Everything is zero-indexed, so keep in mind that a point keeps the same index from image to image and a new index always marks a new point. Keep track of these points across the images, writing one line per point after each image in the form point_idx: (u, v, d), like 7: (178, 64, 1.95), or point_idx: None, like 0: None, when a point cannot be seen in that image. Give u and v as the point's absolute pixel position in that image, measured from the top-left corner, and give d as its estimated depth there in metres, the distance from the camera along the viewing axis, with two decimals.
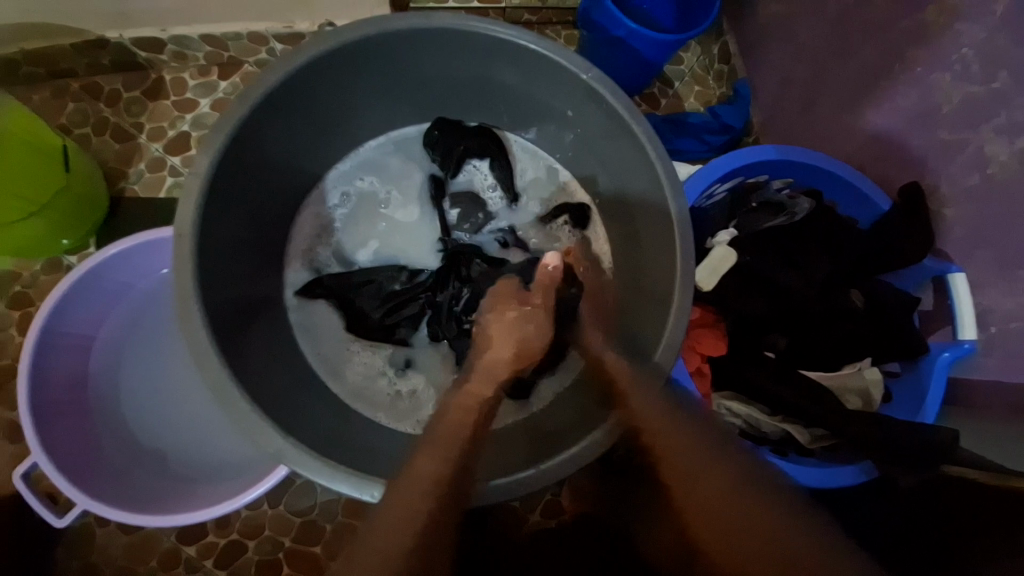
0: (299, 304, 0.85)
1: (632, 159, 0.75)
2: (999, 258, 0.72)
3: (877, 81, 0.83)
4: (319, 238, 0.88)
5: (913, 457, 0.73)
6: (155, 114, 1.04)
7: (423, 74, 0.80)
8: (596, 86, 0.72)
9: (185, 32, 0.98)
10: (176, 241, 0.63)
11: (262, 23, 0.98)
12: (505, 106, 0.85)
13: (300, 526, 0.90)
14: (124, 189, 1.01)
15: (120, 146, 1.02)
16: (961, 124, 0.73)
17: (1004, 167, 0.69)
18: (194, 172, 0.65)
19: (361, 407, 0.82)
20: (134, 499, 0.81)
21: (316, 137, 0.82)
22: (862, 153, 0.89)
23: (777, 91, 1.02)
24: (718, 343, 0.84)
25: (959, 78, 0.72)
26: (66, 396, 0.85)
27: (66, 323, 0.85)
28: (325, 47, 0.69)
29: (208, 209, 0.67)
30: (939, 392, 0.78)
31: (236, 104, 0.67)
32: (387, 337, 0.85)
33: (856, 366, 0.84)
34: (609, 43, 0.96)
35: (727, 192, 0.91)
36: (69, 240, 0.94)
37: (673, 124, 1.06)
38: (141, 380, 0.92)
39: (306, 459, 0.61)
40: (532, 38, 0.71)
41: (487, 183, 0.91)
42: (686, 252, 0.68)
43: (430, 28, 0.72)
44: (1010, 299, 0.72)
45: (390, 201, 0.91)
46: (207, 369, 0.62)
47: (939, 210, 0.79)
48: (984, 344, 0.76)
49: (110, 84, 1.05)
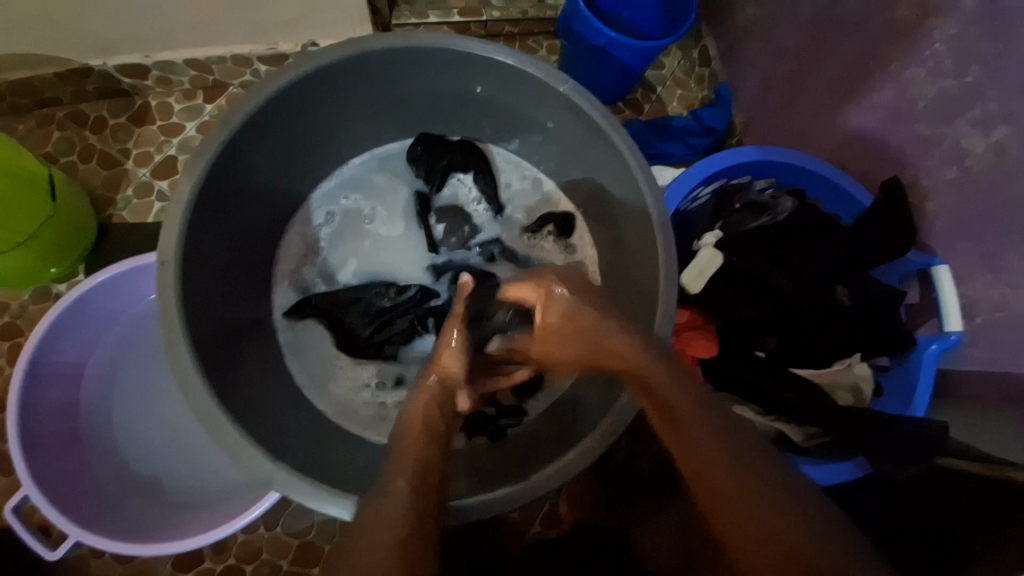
0: (288, 324, 0.86)
1: (612, 167, 0.76)
2: (981, 249, 0.73)
3: (854, 80, 0.84)
4: (307, 256, 0.89)
5: (906, 451, 0.72)
6: (141, 139, 1.05)
7: (404, 91, 0.81)
8: (574, 97, 0.73)
9: (169, 58, 0.99)
10: (162, 267, 0.64)
11: (246, 46, 0.99)
12: (487, 119, 0.86)
13: (298, 548, 0.89)
14: (112, 215, 1.01)
15: (106, 172, 1.03)
16: (937, 119, 0.74)
17: (981, 159, 0.70)
18: (178, 197, 0.65)
19: (353, 425, 0.81)
20: (128, 528, 0.81)
21: (300, 157, 0.83)
22: (843, 150, 0.90)
23: (757, 92, 1.03)
24: (709, 346, 0.86)
25: (932, 74, 0.73)
26: (58, 426, 0.85)
27: (57, 352, 0.85)
28: (305, 70, 0.70)
29: (193, 233, 0.67)
30: (928, 385, 0.78)
31: (218, 129, 0.68)
32: (377, 354, 0.85)
33: (847, 362, 0.86)
34: (590, 52, 0.97)
35: (711, 195, 0.92)
36: (58, 268, 0.94)
37: (657, 129, 1.08)
38: (133, 407, 0.91)
39: (296, 482, 0.61)
40: (508, 53, 0.72)
41: (472, 196, 0.92)
42: (670, 257, 0.69)
43: (408, 47, 0.73)
44: (994, 289, 0.72)
45: (377, 218, 0.91)
46: (196, 394, 0.62)
47: (920, 204, 0.80)
48: (971, 335, 0.77)
49: (95, 111, 1.05)
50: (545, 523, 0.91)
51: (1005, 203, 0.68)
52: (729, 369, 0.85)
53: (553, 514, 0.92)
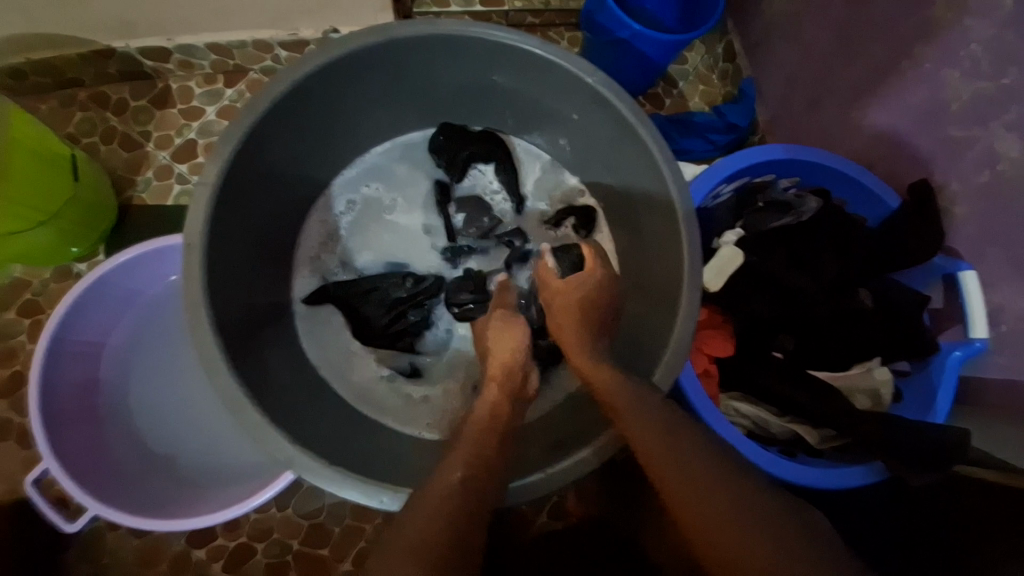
0: (306, 310, 0.86)
1: (638, 161, 0.75)
2: (1010, 255, 0.71)
3: (884, 79, 0.82)
4: (326, 244, 0.89)
5: (926, 460, 0.71)
6: (161, 122, 1.05)
7: (429, 80, 0.80)
8: (601, 89, 0.71)
9: (191, 41, 0.99)
10: (186, 250, 0.64)
11: (267, 31, 0.99)
12: (510, 110, 0.85)
13: (309, 529, 0.90)
14: (132, 197, 1.02)
15: (127, 154, 1.03)
16: (970, 121, 0.72)
17: (1014, 163, 0.68)
18: (204, 183, 0.65)
19: (368, 411, 0.82)
20: (144, 503, 0.82)
21: (322, 144, 0.82)
22: (869, 151, 0.89)
23: (782, 89, 1.01)
24: (726, 344, 0.84)
25: (966, 75, 0.71)
26: (77, 402, 0.86)
27: (77, 331, 0.86)
28: (331, 56, 0.69)
29: (216, 218, 0.67)
30: (950, 390, 0.77)
31: (243, 113, 0.67)
32: (392, 343, 0.86)
33: (865, 366, 0.84)
34: (613, 44, 0.96)
35: (733, 193, 0.90)
36: (79, 248, 0.95)
37: (678, 124, 1.06)
38: (150, 387, 0.92)
39: (315, 467, 0.61)
40: (536, 43, 0.71)
41: (492, 187, 0.92)
42: (692, 254, 0.68)
43: (435, 35, 0.72)
44: (1022, 297, 0.71)
45: (397, 207, 0.91)
46: (217, 377, 0.62)
47: (948, 207, 0.78)
48: (995, 342, 0.75)
49: (117, 93, 1.05)
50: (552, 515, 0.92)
51: None
52: (742, 371, 0.85)
53: (560, 506, 0.92)
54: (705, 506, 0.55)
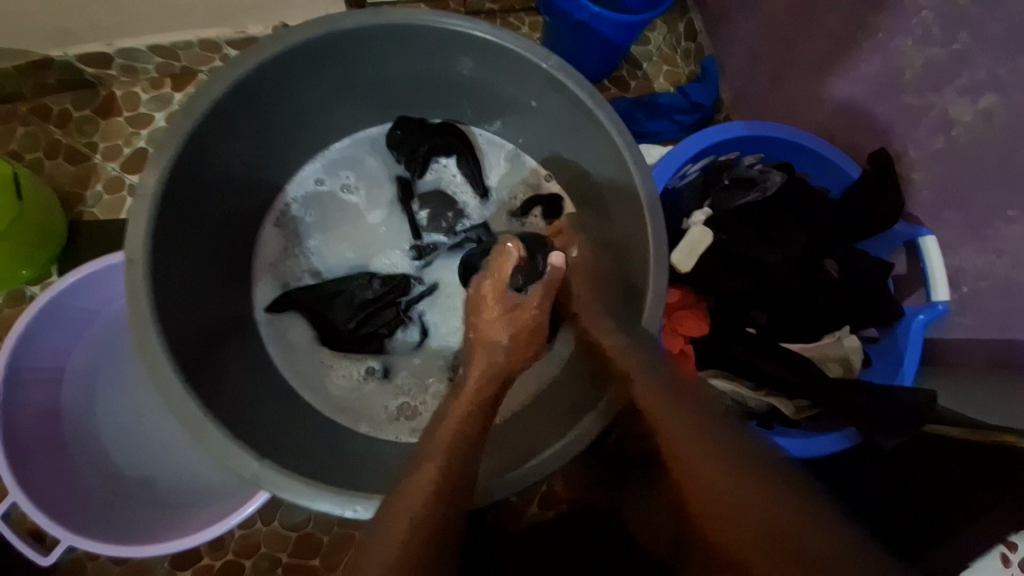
0: (271, 319, 0.84)
1: (598, 144, 0.74)
2: (967, 219, 0.73)
3: (840, 49, 0.83)
4: (286, 250, 0.86)
5: (897, 421, 0.73)
6: (108, 132, 1.00)
7: (379, 73, 0.78)
8: (557, 74, 0.70)
9: (133, 45, 0.94)
10: (129, 266, 0.61)
11: (213, 29, 0.95)
12: (467, 100, 0.84)
13: (297, 540, 0.89)
14: (84, 213, 0.98)
15: (74, 168, 0.99)
16: (925, 89, 0.73)
17: (968, 128, 0.69)
18: (141, 194, 0.62)
19: (343, 419, 0.80)
20: (120, 529, 0.79)
21: (273, 144, 0.80)
22: (831, 122, 0.89)
23: (744, 65, 1.02)
24: (700, 324, 0.85)
25: (919, 42, 0.72)
26: (41, 431, 0.83)
27: (33, 356, 0.83)
28: (272, 51, 0.67)
29: (161, 229, 0.65)
30: (916, 354, 0.79)
31: (181, 118, 0.65)
32: (362, 347, 0.84)
33: (836, 334, 0.86)
34: (572, 27, 0.94)
35: (699, 171, 0.91)
36: (30, 271, 0.91)
37: (643, 107, 1.06)
38: (118, 411, 0.90)
39: (285, 480, 0.59)
40: (486, 29, 0.70)
41: (456, 180, 0.90)
42: (659, 236, 0.68)
43: (382, 25, 0.70)
44: (981, 259, 0.72)
45: (359, 206, 0.89)
46: (175, 397, 0.60)
47: (907, 175, 0.80)
48: (957, 304, 0.77)
49: (58, 104, 1.00)
50: (543, 504, 0.89)
51: (993, 171, 0.67)
52: (717, 351, 0.85)
53: (550, 495, 0.89)
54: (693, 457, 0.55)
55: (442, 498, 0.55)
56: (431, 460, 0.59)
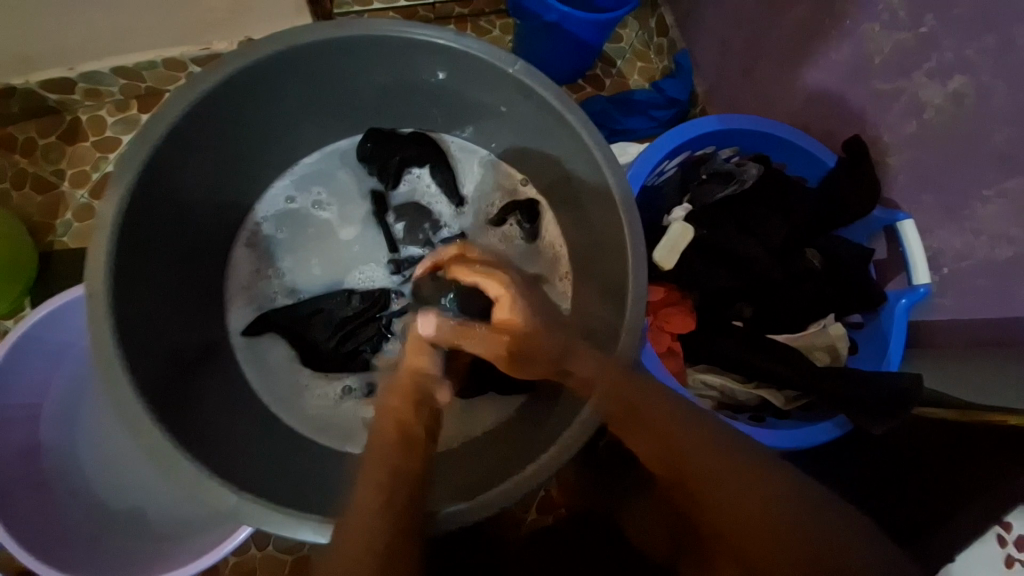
0: (249, 342, 0.82)
1: (570, 147, 0.73)
2: (943, 201, 0.73)
3: (809, 37, 0.83)
4: (262, 271, 0.85)
5: (883, 406, 0.73)
6: (76, 158, 0.98)
7: (345, 85, 0.77)
8: (524, 78, 0.70)
9: (95, 68, 0.92)
10: (90, 301, 0.60)
11: (176, 48, 0.93)
12: (438, 108, 0.83)
13: (292, 562, 0.87)
14: (55, 242, 0.95)
15: (43, 196, 0.96)
16: (894, 73, 0.73)
17: (939, 110, 0.69)
18: (100, 224, 0.61)
19: (327, 439, 0.79)
20: (106, 565, 0.77)
21: (240, 163, 0.78)
22: (805, 111, 0.90)
23: (716, 58, 1.02)
24: (687, 320, 0.84)
25: (886, 27, 0.72)
26: (21, 470, 0.81)
27: (8, 392, 0.80)
28: (230, 70, 0.66)
29: (124, 257, 0.63)
30: (900, 337, 0.79)
31: (139, 144, 0.63)
32: (344, 366, 0.82)
33: (821, 323, 0.85)
34: (542, 28, 0.94)
35: (676, 168, 0.90)
36: (1, 305, 0.88)
37: (619, 104, 1.05)
38: (100, 443, 0.88)
39: (264, 511, 0.58)
40: (449, 36, 0.69)
41: (430, 190, 0.89)
42: (637, 236, 0.67)
43: (343, 38, 0.69)
44: (959, 239, 0.73)
45: (333, 222, 0.88)
46: (144, 432, 0.59)
47: (882, 160, 0.80)
48: (939, 286, 0.78)
49: (23, 132, 0.98)
50: (542, 510, 0.93)
51: (966, 152, 0.68)
52: (707, 346, 0.84)
53: (548, 500, 0.93)
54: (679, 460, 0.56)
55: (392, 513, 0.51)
56: (378, 468, 0.54)
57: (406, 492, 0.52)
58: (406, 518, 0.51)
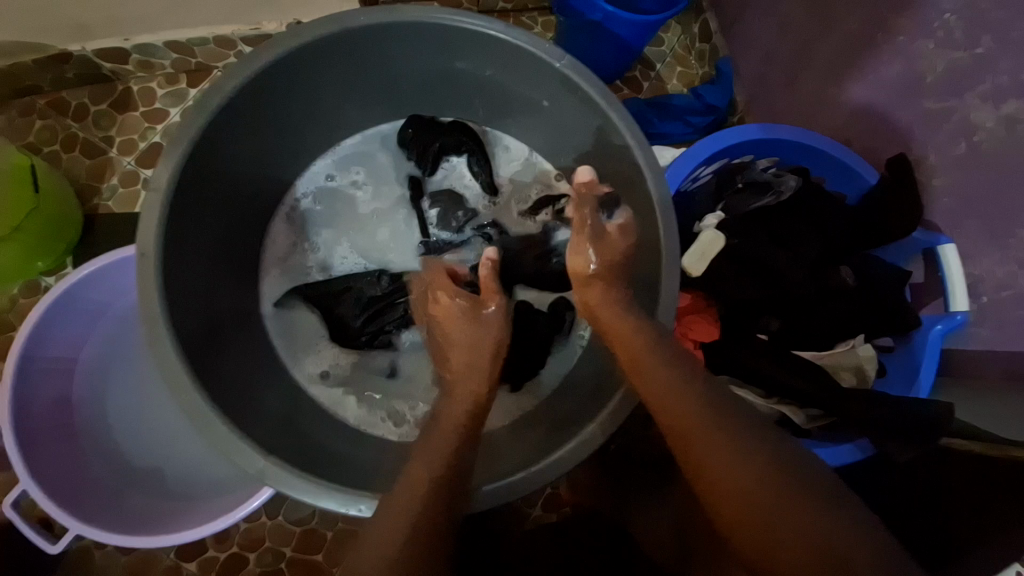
0: (279, 312, 0.84)
1: (611, 146, 0.73)
2: (987, 227, 0.71)
3: (859, 51, 0.81)
4: (296, 246, 0.87)
5: (909, 431, 0.71)
6: (124, 126, 1.01)
7: (391, 71, 0.78)
8: (570, 74, 0.70)
9: (149, 41, 0.95)
10: (140, 260, 0.62)
11: (228, 26, 0.95)
12: (480, 99, 0.84)
13: (301, 535, 0.89)
14: (98, 206, 0.99)
15: (90, 161, 1.00)
16: (946, 93, 0.71)
17: (990, 134, 0.67)
18: (154, 189, 0.63)
19: (345, 414, 0.81)
20: (127, 520, 0.80)
21: (285, 141, 0.80)
22: (848, 126, 0.88)
23: (759, 67, 1.00)
24: (711, 329, 0.85)
25: (941, 45, 0.70)
26: (53, 421, 0.84)
27: (46, 347, 0.83)
28: (285, 48, 0.67)
29: (173, 223, 0.65)
30: (932, 364, 0.77)
31: (194, 114, 0.65)
32: (369, 344, 0.84)
33: (850, 343, 0.84)
34: (586, 27, 0.93)
35: (712, 175, 0.90)
36: (46, 262, 0.92)
37: (656, 108, 1.05)
38: (128, 402, 0.91)
39: (289, 477, 0.60)
40: (499, 27, 0.69)
41: (466, 180, 0.90)
42: (670, 240, 0.67)
43: (396, 23, 0.69)
44: (1001, 268, 0.71)
45: (368, 206, 0.89)
46: (182, 389, 0.61)
47: (926, 181, 0.78)
48: (976, 315, 0.75)
49: (77, 99, 1.02)
50: (547, 507, 0.91)
51: (1015, 178, 0.66)
52: (727, 354, 0.83)
53: (555, 497, 0.91)
54: (722, 467, 0.52)
55: (438, 491, 0.54)
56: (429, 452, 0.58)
57: (457, 470, 0.57)
58: (453, 498, 0.55)
